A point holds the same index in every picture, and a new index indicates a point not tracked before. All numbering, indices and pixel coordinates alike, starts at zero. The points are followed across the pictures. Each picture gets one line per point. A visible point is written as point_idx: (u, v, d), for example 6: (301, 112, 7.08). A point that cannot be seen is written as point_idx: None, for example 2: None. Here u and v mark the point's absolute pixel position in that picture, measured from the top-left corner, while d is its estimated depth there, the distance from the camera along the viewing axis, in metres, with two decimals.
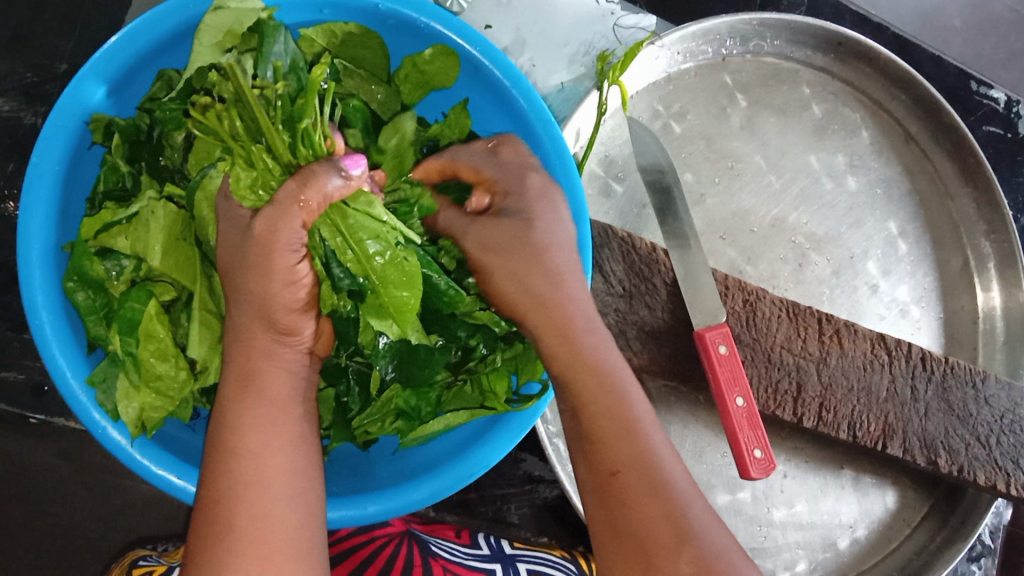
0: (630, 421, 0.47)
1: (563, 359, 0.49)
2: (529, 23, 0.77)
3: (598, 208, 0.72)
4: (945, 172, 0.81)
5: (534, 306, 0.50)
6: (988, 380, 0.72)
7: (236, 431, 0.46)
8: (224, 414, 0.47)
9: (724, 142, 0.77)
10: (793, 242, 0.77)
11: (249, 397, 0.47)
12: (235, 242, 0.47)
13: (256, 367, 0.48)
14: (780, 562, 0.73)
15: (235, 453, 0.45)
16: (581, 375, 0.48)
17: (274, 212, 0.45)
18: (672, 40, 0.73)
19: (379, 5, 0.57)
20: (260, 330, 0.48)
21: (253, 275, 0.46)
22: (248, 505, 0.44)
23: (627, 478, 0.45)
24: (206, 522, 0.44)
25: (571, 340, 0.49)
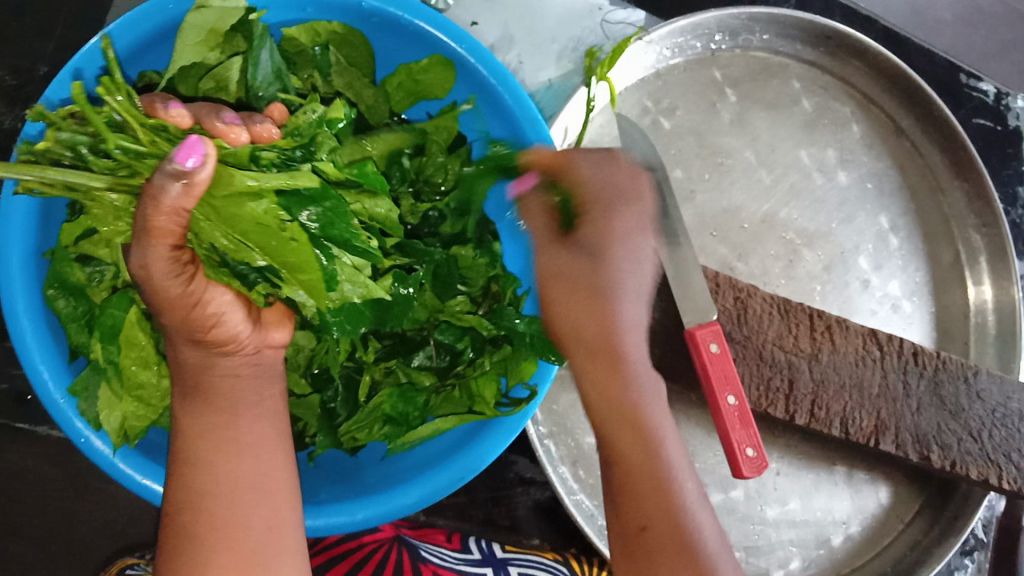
0: (662, 480, 0.48)
1: (593, 397, 0.51)
2: (517, 19, 0.76)
3: None
4: (935, 166, 0.81)
5: (585, 351, 0.51)
6: (980, 374, 0.71)
7: (193, 439, 0.48)
8: (182, 424, 0.49)
9: (714, 138, 0.77)
10: (784, 238, 0.76)
11: (213, 411, 0.49)
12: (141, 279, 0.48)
13: (212, 382, 0.49)
14: (773, 560, 0.73)
15: (199, 462, 0.48)
16: (618, 427, 0.50)
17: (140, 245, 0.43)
18: (659, 36, 0.72)
19: (362, 3, 0.56)
20: (185, 345, 0.48)
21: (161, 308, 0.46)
22: (207, 510, 0.47)
23: (655, 536, 0.47)
24: (170, 526, 0.47)
25: (615, 370, 0.50)
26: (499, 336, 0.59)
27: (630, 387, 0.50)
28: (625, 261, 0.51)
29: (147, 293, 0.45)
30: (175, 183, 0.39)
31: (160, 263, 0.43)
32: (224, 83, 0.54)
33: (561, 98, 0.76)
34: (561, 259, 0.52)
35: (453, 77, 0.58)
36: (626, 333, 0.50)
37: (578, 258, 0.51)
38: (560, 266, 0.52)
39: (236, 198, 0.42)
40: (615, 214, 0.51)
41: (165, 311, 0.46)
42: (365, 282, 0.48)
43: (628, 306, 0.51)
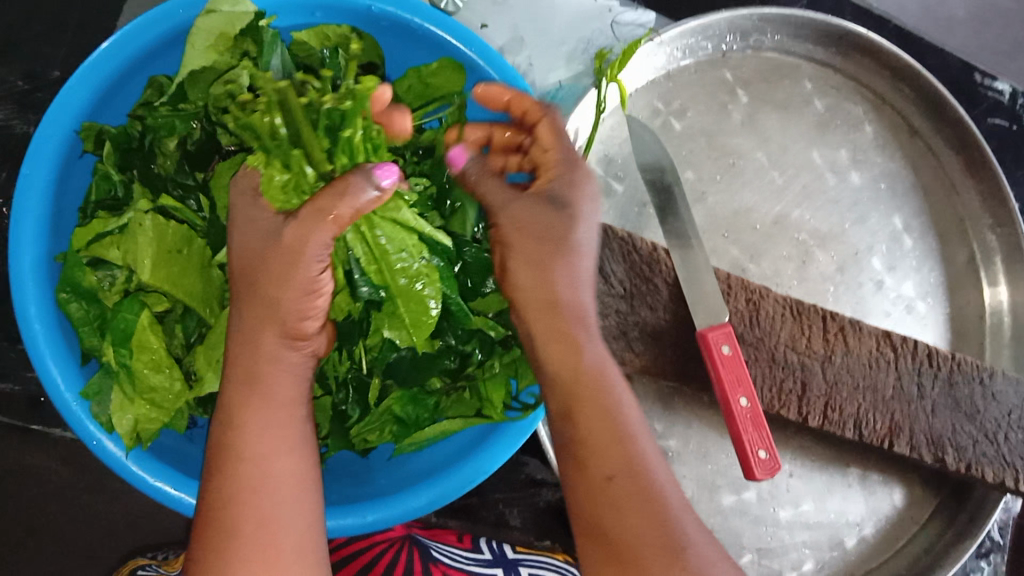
0: (624, 429, 0.48)
1: (552, 351, 0.50)
2: (528, 22, 0.76)
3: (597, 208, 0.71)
4: (950, 165, 0.80)
5: (545, 303, 0.51)
6: (995, 376, 0.71)
7: (241, 435, 0.48)
8: (230, 411, 0.49)
9: (726, 139, 0.76)
10: (796, 239, 0.76)
11: (256, 398, 0.49)
12: (257, 241, 0.48)
13: (274, 375, 0.49)
14: (787, 561, 0.72)
15: (239, 457, 0.47)
16: (578, 378, 0.49)
17: (307, 222, 0.47)
18: (671, 37, 0.72)
19: (371, 7, 0.57)
20: (270, 331, 0.49)
21: (273, 280, 0.48)
22: (249, 510, 0.46)
23: (622, 485, 0.46)
24: (209, 520, 0.46)
25: (564, 334, 0.50)
26: (507, 337, 0.59)
27: (571, 354, 0.49)
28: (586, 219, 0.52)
29: (275, 260, 0.48)
30: (372, 195, 0.47)
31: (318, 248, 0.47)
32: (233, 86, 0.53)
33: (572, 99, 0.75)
34: (525, 210, 0.52)
35: (463, 80, 0.57)
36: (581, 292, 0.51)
37: (552, 211, 0.52)
38: (526, 218, 0.52)
39: (402, 230, 0.53)
40: (586, 175, 0.54)
41: (278, 291, 0.48)
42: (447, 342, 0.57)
43: (569, 283, 0.51)
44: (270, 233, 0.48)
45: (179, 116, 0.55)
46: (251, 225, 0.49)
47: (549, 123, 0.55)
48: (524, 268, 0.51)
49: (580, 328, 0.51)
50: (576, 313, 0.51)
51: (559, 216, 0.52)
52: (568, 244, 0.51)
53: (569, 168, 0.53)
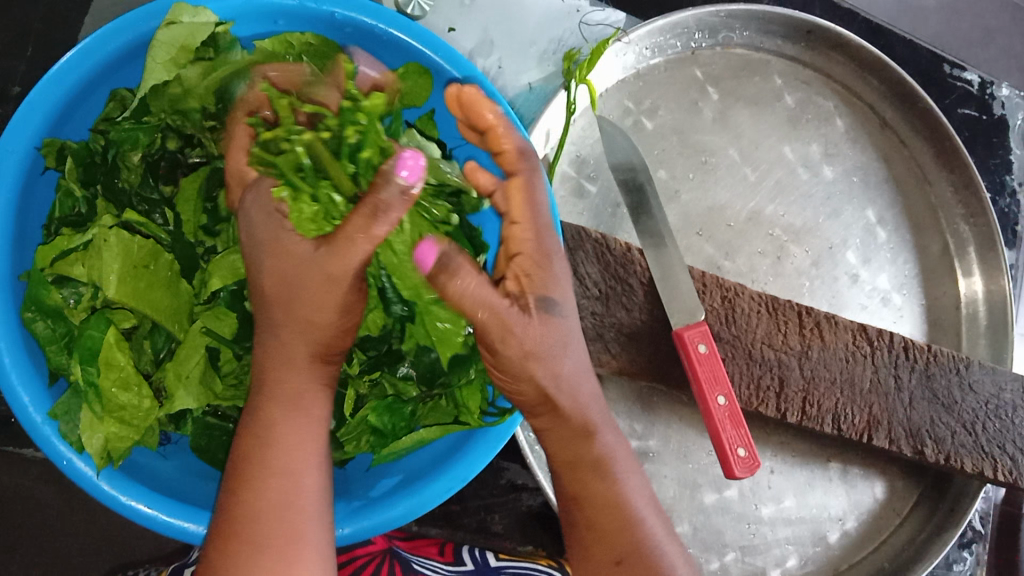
0: (632, 517, 0.51)
1: (566, 436, 0.51)
2: (496, 24, 0.75)
3: (571, 209, 0.71)
4: (923, 158, 0.81)
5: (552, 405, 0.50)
6: (971, 366, 0.73)
7: (275, 447, 0.47)
8: (263, 424, 0.47)
9: (698, 136, 0.75)
10: (770, 234, 0.76)
11: (292, 412, 0.48)
12: (299, 269, 0.46)
13: (302, 387, 0.49)
14: (770, 558, 0.72)
15: (271, 469, 0.46)
16: (587, 470, 0.51)
17: (342, 248, 0.45)
18: (639, 36, 0.70)
19: (334, 13, 0.56)
20: (305, 347, 0.48)
21: (312, 302, 0.47)
22: (265, 520, 0.45)
23: (629, 568, 0.50)
24: (230, 529, 0.45)
25: (580, 431, 0.51)
26: None
27: (580, 447, 0.51)
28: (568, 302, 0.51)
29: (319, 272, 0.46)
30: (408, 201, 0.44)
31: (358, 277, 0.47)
32: (197, 96, 0.54)
33: (542, 101, 0.75)
34: (531, 331, 0.48)
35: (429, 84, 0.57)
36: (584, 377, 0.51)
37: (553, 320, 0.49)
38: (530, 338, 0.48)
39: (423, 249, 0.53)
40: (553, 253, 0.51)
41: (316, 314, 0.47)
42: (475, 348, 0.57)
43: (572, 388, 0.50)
44: (305, 260, 0.46)
45: (143, 129, 0.54)
46: (279, 250, 0.47)
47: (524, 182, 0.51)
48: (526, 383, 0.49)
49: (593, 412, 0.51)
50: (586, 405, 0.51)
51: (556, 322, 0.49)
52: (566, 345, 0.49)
53: (543, 255, 0.50)
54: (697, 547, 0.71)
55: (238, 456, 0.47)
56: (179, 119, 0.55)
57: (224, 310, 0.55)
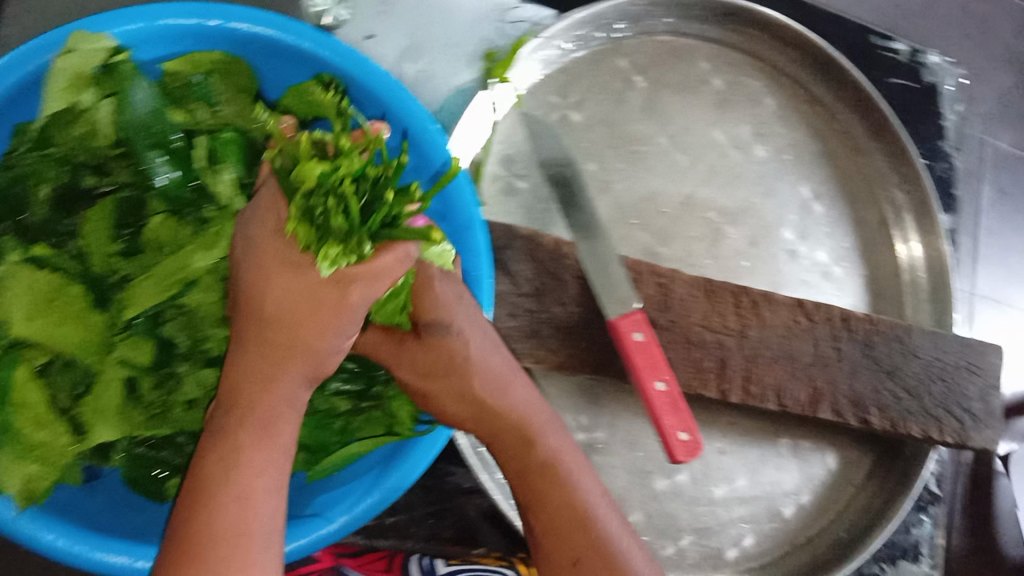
0: (586, 517, 0.54)
1: (510, 441, 0.55)
2: (413, 28, 0.75)
3: (502, 209, 0.70)
4: (855, 131, 0.82)
5: (477, 416, 0.55)
6: (912, 333, 0.74)
7: (240, 470, 0.45)
8: (234, 447, 0.46)
9: (626, 126, 0.74)
10: (705, 218, 0.76)
11: (260, 436, 0.46)
12: (295, 300, 0.46)
13: (278, 410, 0.47)
14: (726, 538, 0.73)
15: (232, 495, 0.44)
16: (537, 476, 0.55)
17: (371, 277, 0.47)
18: (559, 31, 0.69)
19: (236, 30, 0.55)
20: (297, 367, 0.47)
21: (314, 327, 0.47)
22: (218, 539, 0.43)
23: (587, 566, 0.52)
24: (184, 546, 0.43)
25: (526, 434, 0.55)
26: None
27: (536, 460, 0.55)
28: (477, 335, 0.55)
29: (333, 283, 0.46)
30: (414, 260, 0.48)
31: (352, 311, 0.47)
32: (97, 127, 0.54)
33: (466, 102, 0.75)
34: (423, 355, 0.55)
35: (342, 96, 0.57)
36: (513, 388, 0.56)
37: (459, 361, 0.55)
38: (424, 363, 0.55)
39: None
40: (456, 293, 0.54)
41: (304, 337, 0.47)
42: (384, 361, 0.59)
43: (500, 397, 0.55)
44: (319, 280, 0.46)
45: (45, 160, 0.53)
46: (292, 271, 0.47)
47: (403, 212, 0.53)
48: (452, 399, 0.55)
49: (526, 419, 0.55)
50: (520, 410, 0.56)
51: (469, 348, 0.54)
52: (467, 367, 0.55)
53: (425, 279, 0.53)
54: (652, 534, 0.71)
55: (198, 471, 0.46)
56: (82, 150, 0.54)
57: (137, 337, 0.56)
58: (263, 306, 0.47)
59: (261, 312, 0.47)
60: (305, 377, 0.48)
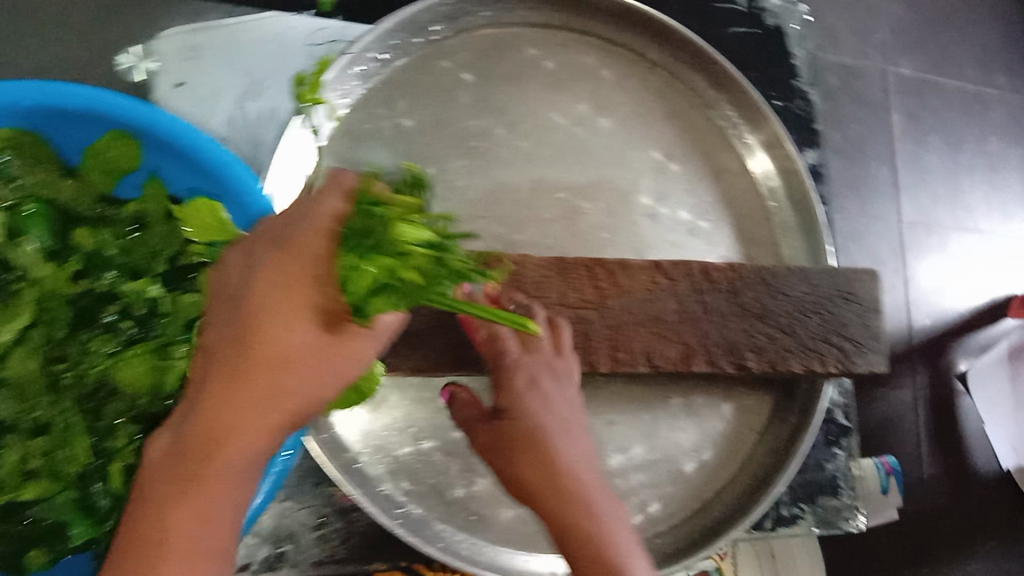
0: (614, 559, 0.59)
1: (580, 494, 0.61)
2: (223, 70, 0.73)
3: None
4: (698, 86, 0.83)
5: (552, 493, 0.61)
6: (777, 272, 0.74)
7: (195, 526, 0.45)
8: (181, 509, 0.45)
9: (461, 124, 0.75)
10: (557, 198, 0.77)
11: (220, 489, 0.46)
12: (311, 346, 0.47)
13: (250, 461, 0.47)
14: (630, 506, 0.74)
15: (185, 551, 0.45)
16: (586, 535, 0.59)
17: (353, 337, 0.48)
18: (367, 43, 0.70)
19: (20, 103, 0.59)
20: (275, 418, 0.47)
21: (307, 380, 0.48)
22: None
23: None
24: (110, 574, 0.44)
25: (582, 500, 0.61)
26: None
27: (590, 518, 0.60)
28: (563, 400, 0.65)
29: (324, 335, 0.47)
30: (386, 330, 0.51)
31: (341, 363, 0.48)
32: None
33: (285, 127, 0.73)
34: (463, 410, 0.67)
35: (135, 148, 0.61)
36: (570, 449, 0.63)
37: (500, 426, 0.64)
38: (466, 412, 0.67)
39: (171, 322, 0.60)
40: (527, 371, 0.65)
41: (288, 386, 0.47)
42: None
43: (572, 442, 0.64)
44: (309, 339, 0.47)
45: None
46: (291, 295, 0.47)
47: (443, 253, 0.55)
48: (567, 455, 0.63)
49: (573, 482, 0.61)
50: (592, 478, 0.63)
51: (547, 413, 0.64)
52: (560, 469, 0.61)
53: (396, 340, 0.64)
54: None
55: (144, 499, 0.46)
56: None
57: None
58: (287, 352, 0.47)
59: (280, 356, 0.47)
60: (280, 431, 0.48)
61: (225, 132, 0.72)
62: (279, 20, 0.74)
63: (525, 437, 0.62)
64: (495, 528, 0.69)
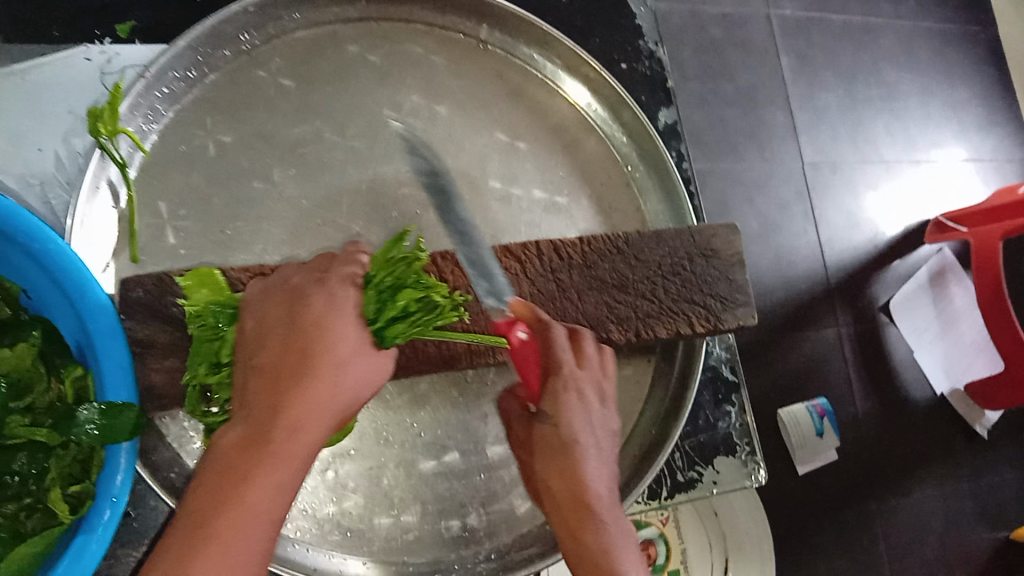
0: (599, 522, 0.59)
1: (568, 507, 0.60)
2: (19, 117, 0.73)
3: (168, 256, 0.68)
4: (535, 60, 0.81)
5: (573, 499, 0.60)
6: (630, 239, 0.72)
7: (267, 476, 0.48)
8: (280, 448, 0.49)
9: (286, 133, 0.73)
10: (401, 194, 0.74)
11: (282, 454, 0.49)
12: (323, 341, 0.52)
13: (300, 442, 0.50)
14: (516, 496, 0.72)
15: (251, 501, 0.47)
16: (579, 518, 0.59)
17: (364, 349, 0.55)
18: (164, 61, 0.67)
19: None
20: (318, 420, 0.51)
21: (328, 387, 0.51)
22: (216, 529, 0.46)
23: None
24: (184, 560, 0.45)
25: (579, 499, 0.60)
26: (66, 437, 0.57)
27: (580, 491, 0.60)
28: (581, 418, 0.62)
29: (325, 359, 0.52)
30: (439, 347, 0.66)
31: (333, 398, 0.52)
32: None
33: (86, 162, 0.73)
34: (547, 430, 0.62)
35: None
36: (595, 461, 0.62)
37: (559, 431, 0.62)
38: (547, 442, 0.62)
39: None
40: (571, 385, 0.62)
41: (307, 417, 0.50)
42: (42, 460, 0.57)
43: (590, 444, 0.62)
44: (353, 345, 0.54)
45: None
46: (343, 303, 0.55)
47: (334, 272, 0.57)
48: (556, 472, 0.61)
49: (573, 448, 0.61)
50: (597, 482, 0.61)
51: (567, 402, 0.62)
52: (567, 445, 0.61)
53: None
54: (435, 521, 0.69)
55: (197, 515, 0.47)
56: None
57: None
58: (323, 347, 0.52)
59: (318, 353, 0.52)
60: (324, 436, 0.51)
61: (29, 177, 0.73)
62: (70, 59, 0.75)
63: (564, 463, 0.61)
64: (376, 539, 0.67)
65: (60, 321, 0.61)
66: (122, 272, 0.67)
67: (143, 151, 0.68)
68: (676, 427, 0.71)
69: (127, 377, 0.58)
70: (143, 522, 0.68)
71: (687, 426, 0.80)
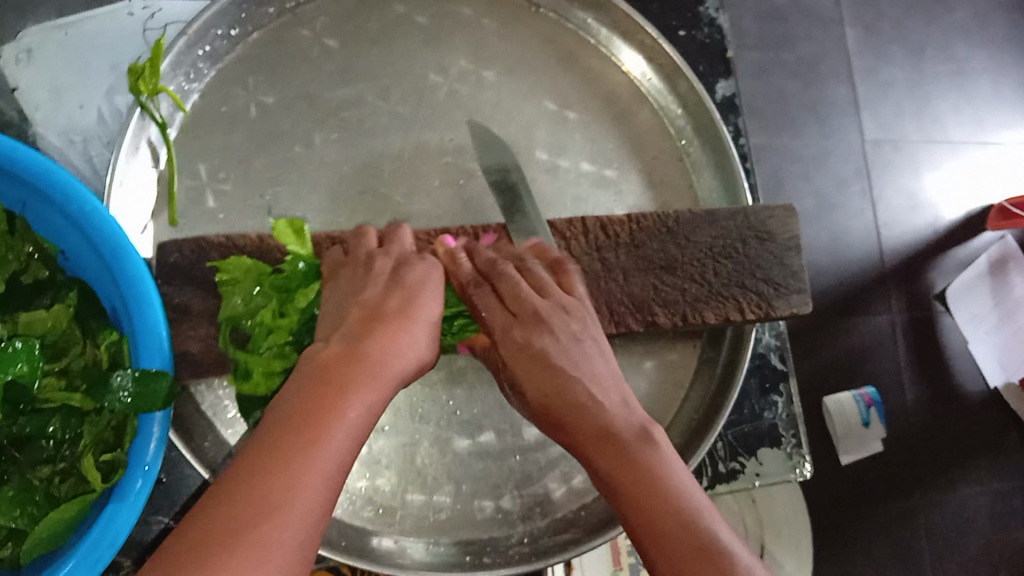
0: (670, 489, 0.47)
1: (604, 445, 0.50)
2: (60, 73, 0.72)
3: (206, 220, 0.67)
4: (589, 25, 0.77)
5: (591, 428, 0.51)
6: (681, 218, 0.69)
7: (343, 412, 0.44)
8: (349, 389, 0.45)
9: (328, 95, 0.71)
10: (444, 162, 0.71)
11: (361, 390, 0.46)
12: (398, 282, 0.54)
13: (386, 369, 0.48)
14: (551, 480, 0.69)
15: (325, 431, 0.43)
16: (618, 454, 0.49)
17: (436, 295, 0.55)
18: (206, 21, 0.65)
19: None
20: (394, 364, 0.48)
21: (405, 340, 0.50)
22: (287, 458, 0.41)
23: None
24: (254, 487, 0.39)
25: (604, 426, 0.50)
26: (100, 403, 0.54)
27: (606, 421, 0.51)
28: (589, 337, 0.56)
29: (407, 296, 0.53)
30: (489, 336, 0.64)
31: (413, 348, 0.51)
32: None
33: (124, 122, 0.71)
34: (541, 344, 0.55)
35: None
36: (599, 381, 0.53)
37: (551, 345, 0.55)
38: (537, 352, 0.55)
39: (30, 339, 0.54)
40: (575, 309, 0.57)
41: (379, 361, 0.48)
42: (77, 425, 0.54)
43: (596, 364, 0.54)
44: (431, 303, 0.54)
45: None
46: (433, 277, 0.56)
47: (394, 234, 0.60)
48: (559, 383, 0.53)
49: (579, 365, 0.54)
50: (617, 402, 0.52)
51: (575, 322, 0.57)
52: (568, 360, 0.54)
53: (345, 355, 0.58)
54: (467, 502, 0.67)
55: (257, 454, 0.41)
56: None
57: None
58: (400, 293, 0.53)
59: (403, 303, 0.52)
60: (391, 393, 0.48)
61: (71, 133, 0.71)
62: (112, 15, 0.73)
63: (558, 380, 0.53)
64: (408, 517, 0.66)
65: (98, 282, 0.59)
66: (160, 235, 0.66)
67: (184, 109, 0.67)
68: (722, 417, 0.68)
69: (165, 346, 0.55)
70: (175, 487, 0.67)
71: (732, 415, 0.78)
